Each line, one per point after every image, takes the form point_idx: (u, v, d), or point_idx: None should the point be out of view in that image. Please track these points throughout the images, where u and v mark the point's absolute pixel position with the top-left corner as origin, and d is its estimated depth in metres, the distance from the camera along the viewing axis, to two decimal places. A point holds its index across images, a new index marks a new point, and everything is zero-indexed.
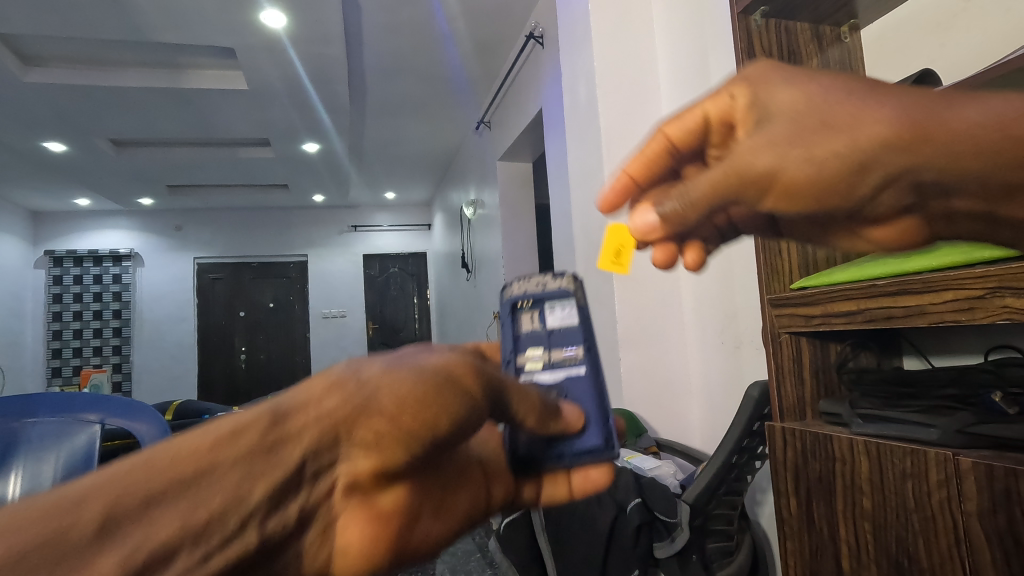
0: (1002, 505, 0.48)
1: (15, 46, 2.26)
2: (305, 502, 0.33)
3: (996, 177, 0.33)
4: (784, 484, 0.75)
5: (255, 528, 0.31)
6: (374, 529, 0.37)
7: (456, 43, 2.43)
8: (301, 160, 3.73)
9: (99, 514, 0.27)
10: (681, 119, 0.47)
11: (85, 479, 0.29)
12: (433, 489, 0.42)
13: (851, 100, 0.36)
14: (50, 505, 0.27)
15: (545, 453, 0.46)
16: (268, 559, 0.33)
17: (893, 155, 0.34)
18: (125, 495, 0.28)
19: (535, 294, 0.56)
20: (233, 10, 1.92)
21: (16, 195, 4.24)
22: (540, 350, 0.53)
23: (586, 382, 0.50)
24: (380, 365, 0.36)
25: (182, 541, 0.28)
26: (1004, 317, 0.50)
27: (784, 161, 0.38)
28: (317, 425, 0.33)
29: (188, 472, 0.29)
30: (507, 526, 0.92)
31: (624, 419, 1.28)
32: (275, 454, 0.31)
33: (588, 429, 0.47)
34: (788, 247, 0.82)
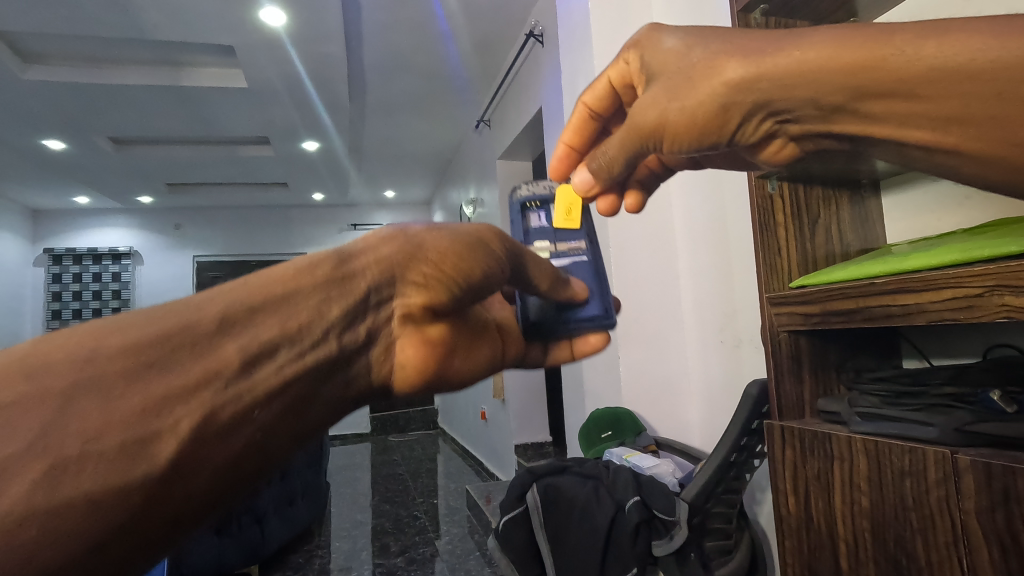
0: (1000, 503, 0.48)
1: (14, 44, 2.26)
2: (373, 326, 0.43)
3: (817, 95, 0.42)
4: (783, 483, 0.75)
5: (334, 339, 0.40)
6: (432, 354, 0.46)
7: (456, 42, 2.43)
8: (300, 159, 3.72)
9: (217, 313, 0.37)
10: (593, 91, 0.62)
11: (203, 294, 0.39)
12: (473, 335, 0.52)
13: (704, 55, 0.46)
14: (183, 306, 0.37)
15: (557, 314, 0.60)
16: (348, 364, 0.42)
17: (738, 87, 0.44)
18: (238, 302, 0.38)
19: (543, 197, 0.67)
20: (232, 8, 1.92)
21: (15, 193, 4.24)
22: (549, 241, 0.66)
23: (586, 267, 0.65)
24: (427, 227, 0.47)
25: (283, 338, 0.38)
26: (1002, 316, 0.50)
27: (662, 112, 0.49)
28: (376, 266, 0.43)
29: (279, 292, 0.39)
30: (507, 523, 0.99)
31: (624, 418, 1.29)
32: (350, 284, 0.42)
33: (591, 301, 0.63)
34: (787, 246, 0.82)
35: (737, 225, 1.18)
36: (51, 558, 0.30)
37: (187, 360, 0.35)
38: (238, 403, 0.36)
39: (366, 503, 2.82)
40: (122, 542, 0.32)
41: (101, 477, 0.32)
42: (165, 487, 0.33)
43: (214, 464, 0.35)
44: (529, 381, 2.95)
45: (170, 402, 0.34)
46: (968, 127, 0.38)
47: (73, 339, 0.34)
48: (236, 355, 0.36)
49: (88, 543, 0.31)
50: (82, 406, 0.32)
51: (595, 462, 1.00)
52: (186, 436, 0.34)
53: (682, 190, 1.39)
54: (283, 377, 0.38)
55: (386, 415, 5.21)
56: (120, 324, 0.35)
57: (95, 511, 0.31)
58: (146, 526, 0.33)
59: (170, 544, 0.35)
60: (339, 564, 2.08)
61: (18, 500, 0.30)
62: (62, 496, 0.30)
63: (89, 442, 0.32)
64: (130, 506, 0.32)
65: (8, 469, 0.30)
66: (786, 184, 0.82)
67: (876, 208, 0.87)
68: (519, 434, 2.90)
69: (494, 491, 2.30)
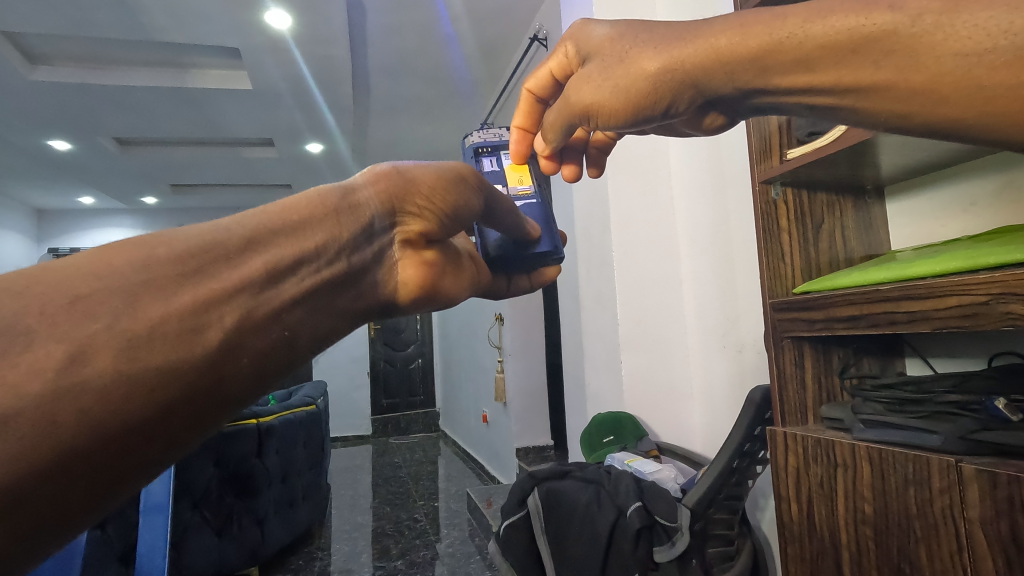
0: (1005, 511, 0.48)
1: (21, 45, 2.27)
2: (381, 250, 0.43)
3: (732, 76, 0.40)
4: (786, 490, 0.75)
5: (346, 258, 0.40)
6: (431, 276, 0.46)
7: (461, 45, 2.44)
8: (305, 161, 3.74)
9: (244, 234, 0.36)
10: (535, 78, 0.57)
11: (228, 218, 0.37)
12: (463, 259, 0.52)
13: (635, 44, 0.45)
14: (209, 226, 0.36)
15: (517, 250, 0.59)
16: (360, 280, 0.41)
17: (663, 76, 0.43)
18: (264, 225, 0.37)
19: (494, 143, 0.72)
20: (239, 10, 1.93)
21: (21, 192, 4.26)
22: (501, 184, 0.68)
23: (536, 210, 0.65)
24: (414, 164, 0.47)
25: (304, 255, 0.37)
26: (1006, 324, 0.50)
27: (602, 84, 0.47)
28: (375, 198, 0.43)
29: (298, 218, 0.39)
30: (507, 529, 0.99)
31: (625, 423, 1.31)
32: (351, 213, 0.42)
33: (543, 238, 0.60)
34: (791, 253, 0.82)
35: (740, 230, 1.18)
36: (118, 426, 0.29)
37: (225, 267, 0.34)
38: (269, 305, 0.35)
39: (367, 505, 2.81)
40: (180, 425, 0.32)
41: (170, 356, 0.31)
42: (210, 378, 0.32)
43: (256, 358, 0.34)
44: (530, 385, 2.96)
45: (215, 304, 0.33)
46: (842, 70, 0.36)
47: (128, 249, 0.33)
48: (264, 267, 0.35)
49: (151, 416, 0.30)
50: (145, 299, 0.31)
51: (596, 468, 1.00)
52: (233, 329, 0.33)
53: (684, 194, 1.39)
54: (305, 288, 0.37)
55: (387, 416, 5.23)
56: (164, 234, 0.34)
57: (161, 388, 0.30)
58: (200, 409, 0.32)
59: (218, 424, 0.34)
60: (339, 566, 2.08)
61: (102, 372, 0.29)
62: (137, 369, 0.30)
63: (155, 325, 0.30)
64: (186, 385, 0.31)
65: (84, 350, 0.29)
66: (790, 190, 0.83)
67: (880, 216, 0.88)
68: (519, 437, 2.89)
69: (495, 494, 2.29)
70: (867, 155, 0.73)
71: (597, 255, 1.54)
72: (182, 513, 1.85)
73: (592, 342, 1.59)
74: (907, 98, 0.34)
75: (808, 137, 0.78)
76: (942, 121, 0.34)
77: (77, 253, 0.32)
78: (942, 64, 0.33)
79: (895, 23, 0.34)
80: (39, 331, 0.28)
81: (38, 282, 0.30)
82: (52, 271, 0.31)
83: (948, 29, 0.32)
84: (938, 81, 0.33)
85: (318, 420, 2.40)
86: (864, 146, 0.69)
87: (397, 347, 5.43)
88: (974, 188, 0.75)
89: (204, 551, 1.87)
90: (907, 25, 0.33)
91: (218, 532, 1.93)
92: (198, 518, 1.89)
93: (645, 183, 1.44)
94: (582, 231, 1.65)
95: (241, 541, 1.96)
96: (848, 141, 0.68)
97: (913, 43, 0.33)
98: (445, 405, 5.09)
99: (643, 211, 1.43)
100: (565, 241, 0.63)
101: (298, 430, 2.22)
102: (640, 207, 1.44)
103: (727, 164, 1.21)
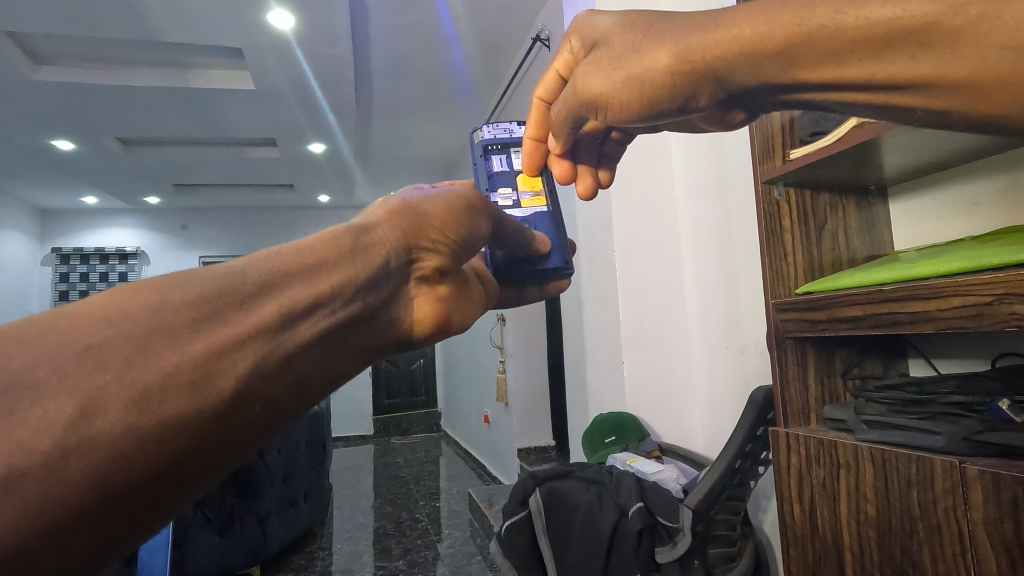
0: (1008, 514, 0.48)
1: (25, 46, 2.29)
2: (397, 290, 0.43)
3: (762, 74, 0.39)
4: (788, 490, 0.74)
5: (361, 299, 0.39)
6: (445, 310, 0.46)
7: (463, 46, 2.44)
8: (307, 161, 3.74)
9: (258, 278, 0.35)
10: (544, 84, 0.61)
11: (240, 261, 0.37)
12: (471, 285, 0.52)
13: (648, 33, 0.45)
14: (222, 268, 0.35)
15: (521, 264, 0.59)
16: (376, 318, 0.41)
17: (682, 65, 0.42)
18: (277, 268, 0.36)
19: (503, 141, 0.74)
20: (242, 11, 1.93)
21: (24, 192, 4.28)
22: (511, 188, 0.70)
23: (548, 219, 0.67)
24: (423, 197, 0.47)
25: (319, 299, 0.37)
26: (1011, 324, 0.50)
27: (612, 76, 0.47)
28: (389, 236, 0.43)
29: (313, 261, 0.38)
30: (508, 527, 0.98)
31: (627, 423, 1.31)
32: (367, 253, 0.41)
33: (553, 254, 0.61)
34: (793, 251, 0.82)
35: (743, 230, 1.18)
36: (131, 480, 0.29)
37: (237, 313, 0.33)
38: (280, 350, 0.34)
39: (369, 506, 2.82)
40: (189, 472, 0.31)
41: (183, 407, 0.30)
42: (221, 425, 0.32)
43: (268, 402, 0.34)
44: (531, 385, 2.96)
45: (227, 352, 0.32)
46: (878, 62, 0.35)
47: (138, 293, 0.32)
48: (277, 311, 0.34)
49: (163, 467, 0.29)
50: (155, 347, 0.30)
51: (598, 469, 1.00)
52: (248, 375, 0.32)
53: (686, 194, 1.39)
54: (319, 331, 0.36)
55: (389, 416, 5.24)
56: (176, 278, 0.34)
57: (172, 439, 0.30)
58: (212, 454, 0.32)
59: (229, 469, 0.33)
60: (340, 566, 2.08)
61: (112, 426, 0.28)
62: (149, 421, 0.29)
63: (166, 376, 0.30)
64: (196, 435, 0.30)
65: (95, 402, 0.28)
66: (793, 190, 0.83)
67: (883, 215, 0.87)
68: (521, 437, 2.89)
69: (497, 495, 2.29)
70: (870, 155, 0.72)
71: (598, 255, 1.54)
72: (184, 512, 1.86)
73: (593, 342, 1.59)
74: (950, 94, 0.33)
75: (811, 137, 0.78)
76: (983, 116, 0.33)
77: (93, 295, 0.32)
78: (988, 57, 0.31)
79: (936, 12, 0.32)
80: (47, 384, 0.28)
81: (52, 329, 0.30)
82: (69, 318, 0.30)
83: (996, 19, 0.30)
84: (983, 74, 0.31)
85: (319, 421, 2.41)
86: (867, 145, 0.69)
87: None
88: (977, 188, 0.75)
89: (205, 551, 1.87)
90: (950, 15, 0.32)
91: (220, 532, 1.93)
92: (200, 517, 1.89)
93: (648, 183, 1.44)
94: (583, 231, 1.65)
95: (243, 540, 1.96)
96: (853, 141, 0.68)
97: (957, 34, 0.32)
98: (446, 405, 5.10)
99: (646, 211, 1.43)
100: (575, 252, 0.64)
101: (299, 431, 2.22)
102: (643, 207, 1.43)
103: (730, 165, 1.21)
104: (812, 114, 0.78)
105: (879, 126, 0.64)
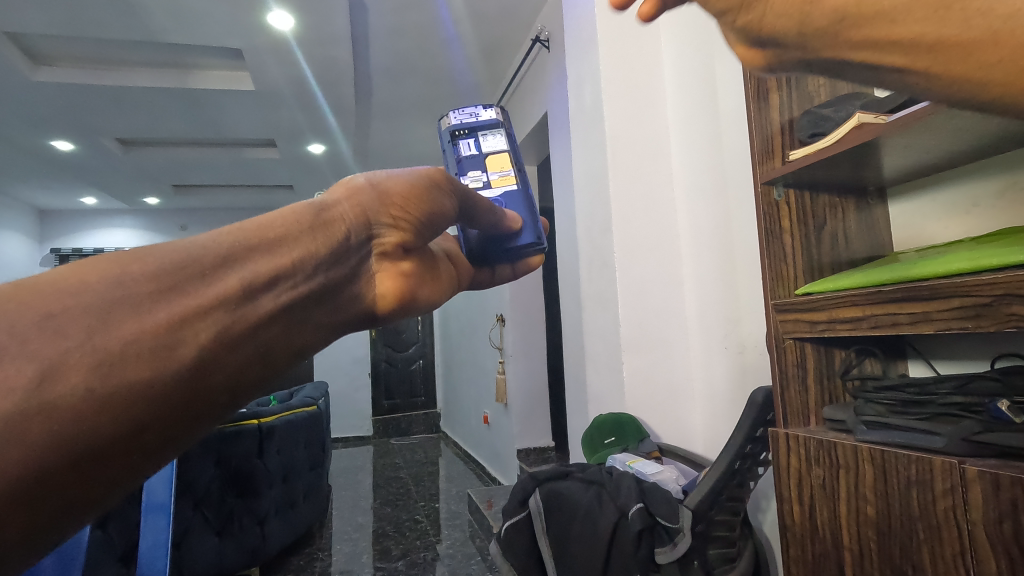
0: (1007, 514, 0.48)
1: (25, 46, 2.28)
2: (358, 266, 0.42)
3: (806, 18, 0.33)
4: (787, 491, 0.74)
5: (321, 273, 0.39)
6: (408, 286, 0.45)
7: (463, 47, 2.45)
8: (307, 162, 3.74)
9: (220, 250, 0.35)
10: None
11: (204, 234, 0.36)
12: (439, 264, 0.51)
13: None
14: (186, 242, 0.35)
15: (495, 243, 0.58)
16: (337, 294, 0.41)
17: None
18: (239, 241, 0.36)
19: (471, 124, 0.71)
20: (242, 12, 1.93)
21: (23, 193, 4.28)
22: (479, 172, 0.67)
23: (519, 199, 0.63)
24: (385, 174, 0.46)
25: (280, 272, 0.36)
26: (1010, 326, 0.50)
27: None
28: (349, 213, 0.42)
29: (274, 235, 0.38)
30: (507, 529, 0.98)
31: (626, 425, 1.31)
32: (327, 228, 0.41)
33: (524, 230, 0.59)
34: (793, 253, 0.82)
35: (742, 230, 1.18)
36: (92, 446, 0.28)
37: (200, 284, 0.33)
38: (243, 321, 0.34)
39: (368, 506, 2.81)
40: (154, 439, 0.31)
41: (145, 373, 0.30)
42: (185, 393, 0.31)
43: (232, 372, 0.34)
44: (531, 386, 2.96)
45: (191, 320, 0.32)
46: None
47: (100, 264, 0.32)
48: (239, 283, 0.34)
49: (124, 434, 0.29)
50: (118, 315, 0.30)
51: (598, 469, 1.00)
52: (211, 343, 0.32)
53: (685, 194, 1.39)
54: (282, 304, 0.36)
55: (388, 418, 5.24)
56: (138, 249, 0.33)
57: (135, 404, 0.29)
58: (173, 423, 0.31)
59: (193, 439, 0.33)
60: (340, 566, 2.08)
61: (73, 392, 0.28)
62: (111, 386, 0.29)
63: (129, 343, 0.29)
64: (159, 402, 0.30)
65: (55, 368, 0.27)
66: (792, 191, 0.83)
67: (882, 215, 0.87)
68: (520, 438, 2.89)
69: (496, 496, 2.29)
70: (870, 155, 0.72)
71: (597, 255, 1.54)
72: (183, 512, 1.85)
73: (592, 342, 1.59)
74: None
75: (810, 138, 0.78)
76: None
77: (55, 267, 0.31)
78: None
79: None
80: (7, 350, 0.27)
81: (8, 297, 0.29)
82: (28, 287, 0.29)
83: None
84: None
85: (319, 421, 2.41)
86: (867, 147, 0.69)
87: (397, 348, 5.45)
88: (977, 190, 0.75)
89: (204, 551, 1.87)
90: None
91: (219, 532, 1.93)
92: (199, 518, 1.89)
93: (647, 183, 1.43)
94: (582, 230, 1.65)
95: (242, 541, 1.96)
96: (853, 142, 0.68)
97: None
98: (445, 406, 5.11)
99: (646, 211, 1.42)
100: (547, 228, 0.62)
101: (298, 431, 2.22)
102: (642, 207, 1.42)
103: (729, 165, 1.21)
104: (810, 114, 0.79)
105: (878, 128, 0.65)
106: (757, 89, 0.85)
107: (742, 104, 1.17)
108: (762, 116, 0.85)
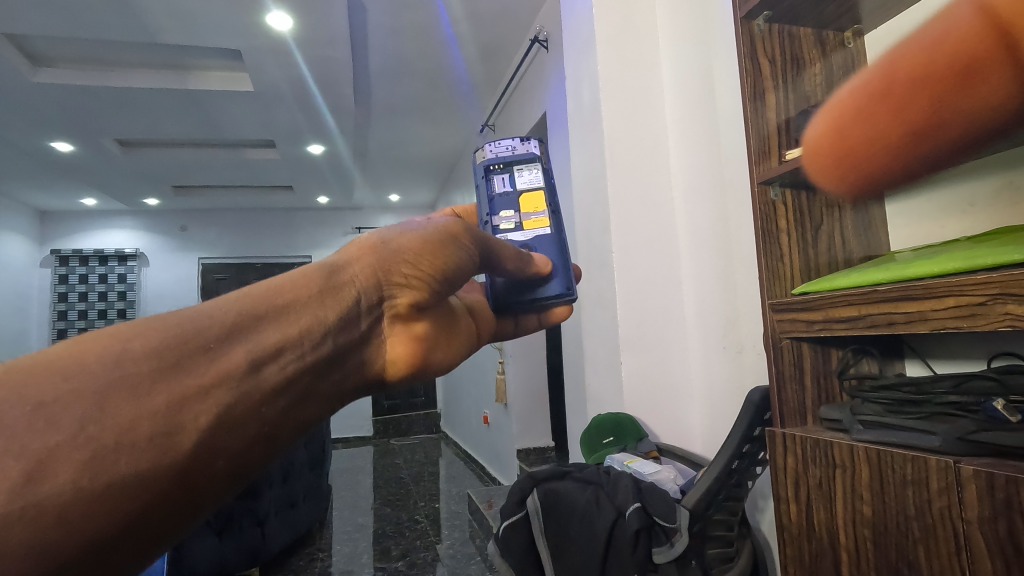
0: (1002, 514, 0.48)
1: (24, 47, 2.28)
2: (370, 329, 0.43)
3: None
4: (785, 491, 0.74)
5: (330, 340, 0.40)
6: (421, 350, 0.46)
7: (461, 48, 2.45)
8: (307, 163, 3.75)
9: (226, 322, 0.36)
10: None
11: (211, 302, 0.38)
12: (457, 319, 0.52)
13: None
14: (191, 313, 0.37)
15: (520, 291, 0.59)
16: (346, 360, 0.42)
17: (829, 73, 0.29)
18: (244, 311, 0.37)
19: (506, 159, 0.72)
20: (240, 12, 1.94)
21: (24, 194, 4.28)
22: (513, 212, 0.68)
23: (550, 242, 0.66)
24: (401, 230, 0.46)
25: (286, 342, 0.38)
26: (1006, 324, 0.50)
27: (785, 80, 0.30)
28: (363, 275, 0.43)
29: (282, 301, 0.39)
30: (505, 529, 0.95)
31: (625, 424, 1.30)
32: (338, 294, 0.41)
33: (555, 279, 0.60)
34: (790, 253, 0.82)
35: (740, 230, 1.18)
36: (80, 546, 0.31)
37: (203, 360, 0.35)
38: (245, 402, 0.36)
39: (368, 507, 2.81)
40: (148, 530, 0.33)
41: (141, 464, 0.32)
42: (180, 479, 0.33)
43: (233, 455, 0.35)
44: (531, 386, 2.97)
45: (188, 403, 0.33)
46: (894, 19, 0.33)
47: (98, 340, 0.33)
48: (244, 358, 0.36)
49: (114, 531, 0.32)
50: (114, 401, 0.32)
51: (595, 469, 1.00)
52: (209, 426, 0.34)
53: (684, 194, 1.40)
54: (286, 375, 0.38)
55: (389, 418, 5.25)
56: (137, 325, 0.35)
57: (129, 497, 0.31)
58: (170, 511, 0.34)
59: (186, 528, 0.35)
60: (339, 567, 2.08)
61: (61, 489, 0.29)
62: (102, 482, 0.31)
63: (123, 432, 0.31)
64: (153, 493, 0.32)
65: (45, 463, 0.29)
66: (788, 191, 0.84)
67: (878, 216, 0.87)
68: (520, 438, 2.89)
69: (496, 495, 2.29)
70: None
71: (595, 256, 1.53)
72: None
73: (591, 343, 1.59)
74: None
75: None
76: None
77: (56, 345, 0.33)
78: None
79: None
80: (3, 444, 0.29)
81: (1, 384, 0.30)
82: (18, 370, 0.31)
83: None
84: None
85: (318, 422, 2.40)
86: None
87: None
88: (971, 189, 0.74)
89: (203, 553, 1.87)
90: None
91: (219, 533, 1.92)
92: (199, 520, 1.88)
93: (645, 182, 1.43)
94: (581, 231, 1.64)
95: (242, 542, 1.96)
96: None
97: None
98: (446, 406, 5.11)
99: (643, 210, 1.42)
100: (576, 276, 0.64)
101: None
102: (640, 208, 1.42)
103: (729, 165, 1.21)
104: (807, 115, 0.79)
105: None
106: (752, 87, 0.86)
107: (739, 101, 1.17)
108: (758, 114, 0.85)
